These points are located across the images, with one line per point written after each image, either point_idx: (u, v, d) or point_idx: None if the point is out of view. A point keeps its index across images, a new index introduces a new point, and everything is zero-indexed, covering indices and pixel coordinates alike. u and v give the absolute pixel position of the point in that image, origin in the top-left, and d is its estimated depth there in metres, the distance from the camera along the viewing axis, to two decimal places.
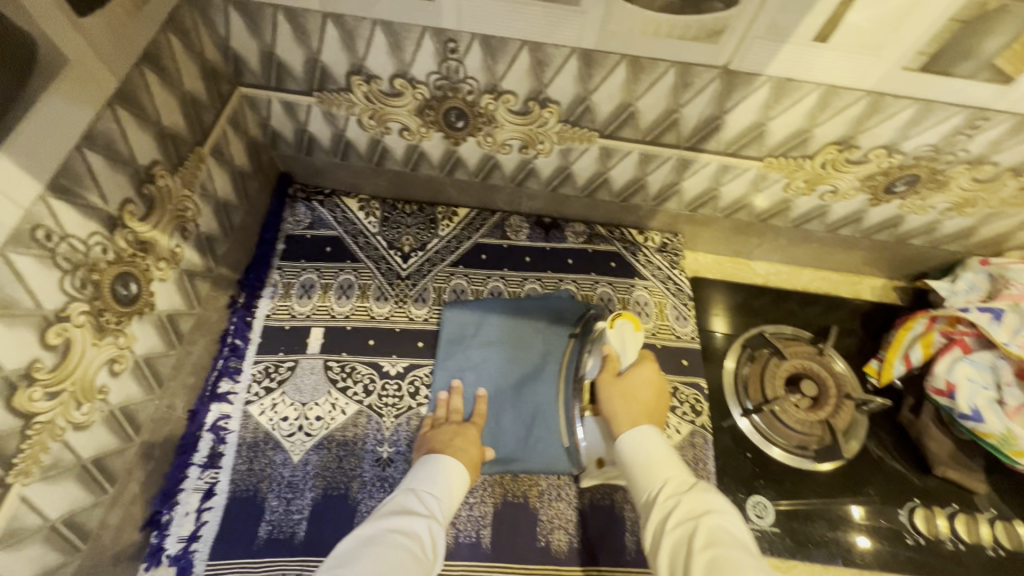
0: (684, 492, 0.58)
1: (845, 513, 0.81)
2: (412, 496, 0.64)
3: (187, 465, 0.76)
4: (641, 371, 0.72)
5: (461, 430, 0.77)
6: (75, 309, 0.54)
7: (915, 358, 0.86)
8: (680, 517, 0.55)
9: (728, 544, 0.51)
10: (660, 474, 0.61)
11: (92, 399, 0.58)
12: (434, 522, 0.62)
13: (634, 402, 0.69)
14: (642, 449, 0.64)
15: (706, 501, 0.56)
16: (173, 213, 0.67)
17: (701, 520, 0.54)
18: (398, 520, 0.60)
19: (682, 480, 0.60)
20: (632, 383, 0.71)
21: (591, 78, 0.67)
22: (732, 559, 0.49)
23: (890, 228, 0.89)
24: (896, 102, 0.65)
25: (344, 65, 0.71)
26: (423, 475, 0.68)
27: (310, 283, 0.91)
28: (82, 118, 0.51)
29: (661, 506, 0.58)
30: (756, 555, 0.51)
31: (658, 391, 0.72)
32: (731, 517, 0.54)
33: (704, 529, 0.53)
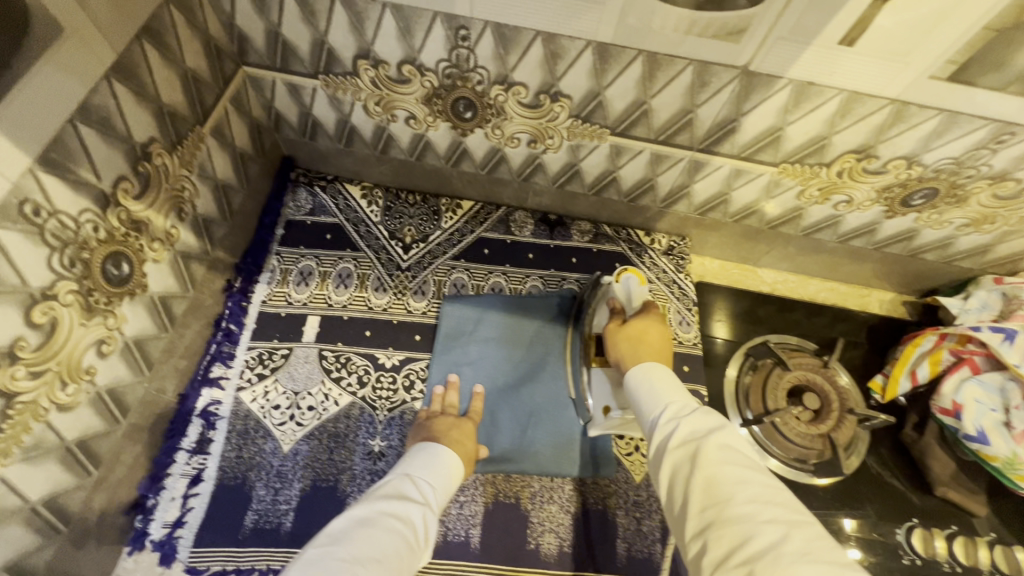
0: (687, 412, 0.56)
1: (837, 525, 0.80)
2: (409, 481, 0.63)
3: (175, 450, 0.75)
4: (648, 315, 0.72)
5: (457, 424, 0.76)
6: (63, 287, 0.52)
7: (921, 375, 0.83)
8: (682, 437, 0.53)
9: (733, 461, 0.49)
10: (663, 399, 0.59)
11: (78, 380, 0.57)
12: (429, 511, 0.61)
13: (641, 343, 0.69)
14: (646, 382, 0.63)
15: (710, 419, 0.54)
16: (169, 193, 0.66)
17: (704, 439, 0.52)
18: (394, 504, 0.59)
19: (684, 402, 0.58)
20: (638, 327, 0.70)
21: (605, 73, 0.65)
22: (734, 476, 0.48)
23: (903, 242, 0.86)
24: (920, 112, 0.62)
25: (352, 48, 0.69)
26: (420, 462, 0.67)
27: (308, 271, 0.90)
28: (74, 90, 0.49)
29: (662, 428, 0.56)
30: (764, 471, 0.50)
31: (668, 335, 0.71)
32: (735, 430, 0.52)
33: (708, 446, 0.51)
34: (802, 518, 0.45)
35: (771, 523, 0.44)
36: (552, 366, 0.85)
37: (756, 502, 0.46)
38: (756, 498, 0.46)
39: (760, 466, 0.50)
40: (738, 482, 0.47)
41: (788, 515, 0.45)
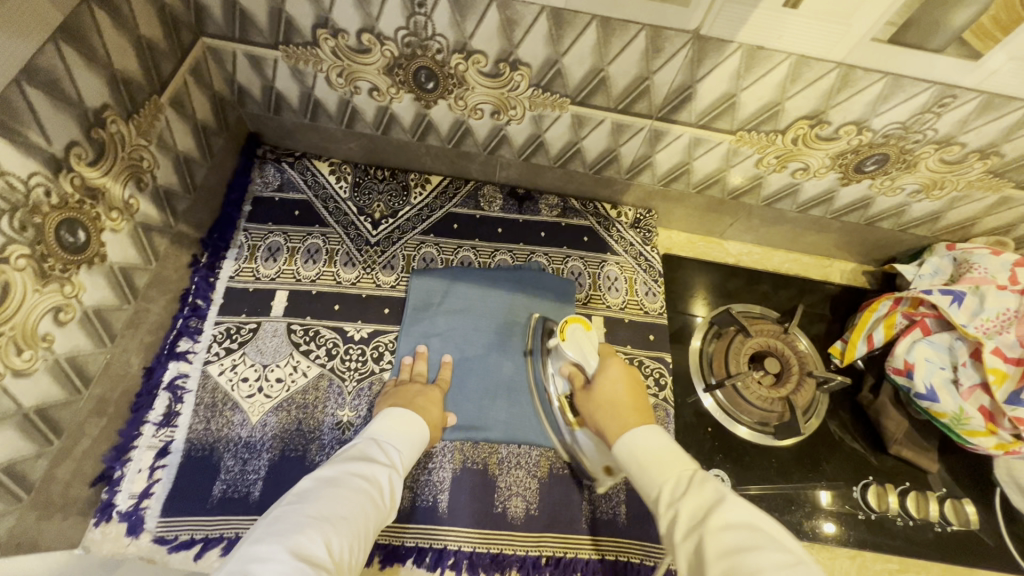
0: (686, 488, 0.53)
1: (811, 497, 0.82)
2: (375, 445, 0.66)
3: (141, 422, 0.75)
4: (610, 373, 0.73)
5: (424, 391, 0.78)
6: (14, 251, 0.52)
7: (877, 338, 0.86)
8: (686, 525, 0.50)
9: (742, 545, 0.45)
10: (658, 475, 0.57)
11: (35, 346, 0.57)
12: (394, 471, 0.64)
13: (615, 406, 0.69)
14: (634, 457, 0.60)
15: (708, 495, 0.51)
16: (127, 161, 0.65)
17: (705, 524, 0.48)
18: (359, 466, 0.62)
19: (681, 474, 0.55)
20: (607, 390, 0.71)
21: (561, 39, 0.66)
22: (744, 565, 0.43)
23: (860, 210, 0.89)
24: (866, 75, 0.64)
25: (310, 16, 0.69)
26: (386, 426, 0.69)
27: (276, 246, 0.90)
28: (18, 50, 0.49)
29: (665, 514, 0.53)
30: (785, 550, 0.44)
31: (634, 385, 0.72)
32: (739, 506, 0.49)
33: (710, 532, 0.47)
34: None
35: None
36: (518, 339, 0.86)
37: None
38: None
39: (777, 545, 0.45)
40: (750, 573, 0.42)
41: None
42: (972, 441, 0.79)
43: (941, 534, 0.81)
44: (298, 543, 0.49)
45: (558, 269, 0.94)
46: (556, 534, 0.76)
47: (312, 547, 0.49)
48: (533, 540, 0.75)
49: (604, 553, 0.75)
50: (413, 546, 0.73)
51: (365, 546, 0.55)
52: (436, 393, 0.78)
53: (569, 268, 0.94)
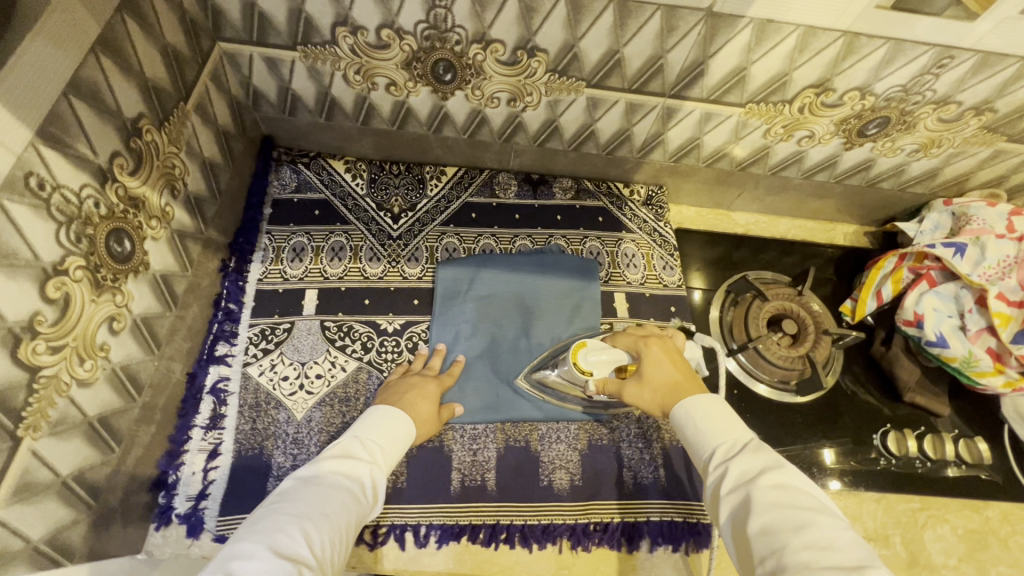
0: (739, 452, 0.56)
1: (816, 457, 0.86)
2: (358, 441, 0.65)
3: (189, 427, 0.76)
4: (653, 355, 0.72)
5: (420, 386, 0.78)
6: (72, 262, 0.53)
7: (886, 294, 0.90)
8: (734, 482, 0.54)
9: (793, 505, 0.49)
10: (712, 437, 0.60)
11: (94, 356, 0.58)
12: (376, 467, 0.63)
13: (674, 388, 0.67)
14: (688, 420, 0.63)
15: (761, 460, 0.54)
16: (161, 170, 0.66)
17: (756, 483, 0.52)
18: (340, 462, 0.61)
19: (736, 439, 0.58)
20: (655, 374, 0.70)
21: (579, 24, 0.68)
22: (791, 521, 0.47)
23: (862, 173, 0.93)
24: (870, 42, 0.68)
25: (330, 16, 0.70)
26: (369, 424, 0.68)
27: (301, 247, 0.91)
28: (65, 64, 0.50)
29: (715, 470, 0.57)
30: (832, 518, 0.48)
31: (677, 361, 0.72)
32: (792, 474, 0.52)
33: (761, 491, 0.51)
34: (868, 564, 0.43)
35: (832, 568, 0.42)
36: (542, 325, 0.88)
37: (817, 549, 0.45)
38: (817, 545, 0.45)
39: (825, 512, 0.48)
40: (796, 527, 0.46)
41: (852, 560, 0.43)
42: (981, 381, 0.84)
43: (957, 473, 0.86)
44: (278, 543, 0.48)
45: (576, 250, 0.97)
46: (601, 501, 0.79)
47: (292, 545, 0.48)
48: (581, 509, 0.78)
49: (649, 515, 0.78)
50: (466, 524, 0.76)
51: (346, 543, 0.54)
52: (430, 387, 0.78)
53: (588, 249, 0.97)
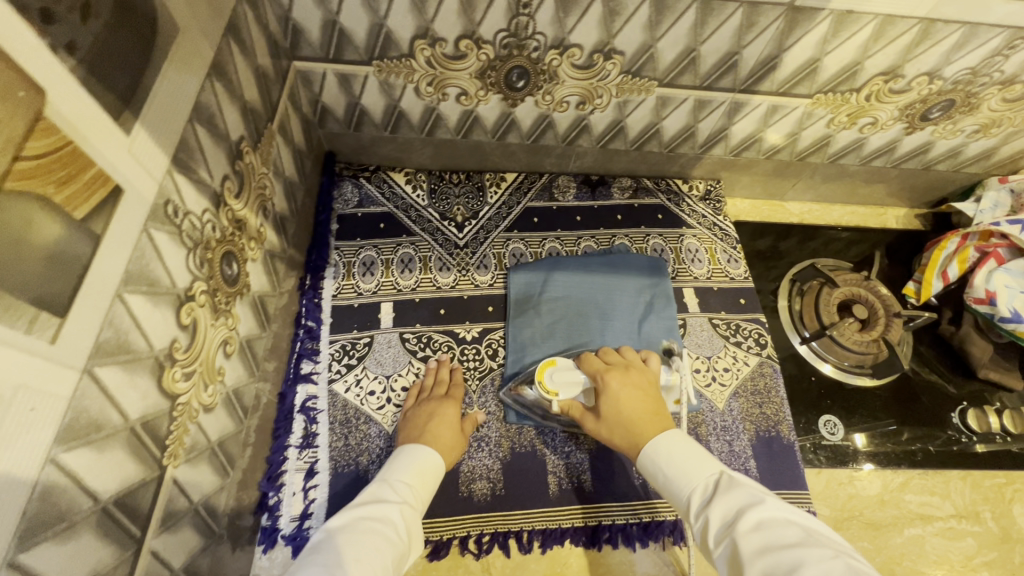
0: (714, 494, 0.56)
1: (851, 443, 0.86)
2: (385, 484, 0.65)
3: (285, 447, 0.76)
4: (612, 388, 0.70)
5: (439, 412, 0.76)
6: (197, 287, 0.53)
7: (952, 273, 0.92)
8: (719, 528, 0.53)
9: (779, 546, 0.48)
10: (685, 481, 0.59)
11: (214, 380, 0.58)
12: (406, 507, 0.63)
13: (623, 421, 0.67)
14: (659, 469, 0.61)
15: (737, 500, 0.53)
16: (256, 190, 0.66)
17: (738, 529, 0.51)
18: (370, 509, 0.61)
19: (708, 477, 0.58)
20: (611, 406, 0.68)
21: (660, 25, 0.69)
22: (783, 563, 0.46)
23: (919, 156, 0.94)
24: (944, 28, 0.69)
25: (410, 29, 0.70)
26: (393, 466, 0.69)
27: (371, 260, 0.91)
28: (189, 90, 0.50)
29: (699, 518, 0.55)
30: (820, 547, 0.47)
31: (641, 394, 0.70)
32: (772, 507, 0.51)
33: (745, 535, 0.50)
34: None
35: None
36: (620, 324, 0.88)
37: None
38: None
39: (812, 543, 0.47)
40: (790, 569, 0.45)
41: None
42: None
43: None
44: None
45: (641, 248, 0.97)
46: None
47: None
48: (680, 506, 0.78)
49: None
50: (569, 527, 0.76)
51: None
52: (448, 411, 0.76)
53: (652, 246, 0.98)
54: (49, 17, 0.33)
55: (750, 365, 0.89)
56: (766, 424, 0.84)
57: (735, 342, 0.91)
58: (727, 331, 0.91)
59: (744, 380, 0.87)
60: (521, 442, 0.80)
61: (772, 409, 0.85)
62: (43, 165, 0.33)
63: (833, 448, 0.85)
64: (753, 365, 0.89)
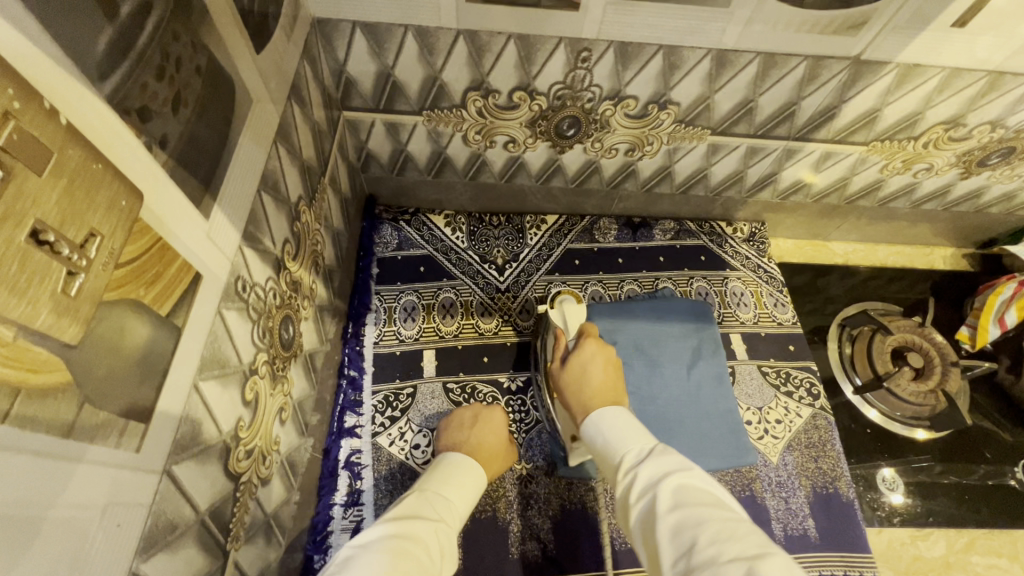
0: (645, 457, 0.53)
1: (905, 503, 0.82)
2: (423, 499, 0.60)
3: (330, 506, 0.74)
4: (586, 351, 0.68)
5: (486, 416, 0.75)
6: (259, 359, 0.51)
7: (1010, 320, 0.89)
8: (642, 486, 0.51)
9: (693, 503, 0.46)
10: (622, 444, 0.57)
11: (270, 451, 0.56)
12: (443, 527, 0.58)
13: (581, 382, 0.65)
14: (599, 432, 0.60)
15: (666, 462, 0.51)
16: (310, 248, 0.65)
17: (660, 485, 0.49)
18: (403, 523, 0.55)
19: (643, 444, 0.56)
20: (576, 363, 0.67)
21: (720, 77, 0.68)
22: (696, 517, 0.45)
23: (972, 200, 0.92)
24: (1013, 79, 0.67)
25: (465, 81, 0.69)
26: (440, 480, 0.65)
27: (411, 306, 0.89)
28: (259, 160, 0.49)
29: (625, 476, 0.53)
30: (727, 508, 0.46)
31: (611, 370, 0.67)
32: (697, 473, 0.50)
33: (664, 491, 0.48)
34: (769, 551, 0.41)
35: (733, 561, 0.40)
36: (669, 370, 0.84)
37: (719, 540, 0.42)
38: (718, 536, 0.42)
39: (726, 506, 0.46)
40: (698, 526, 0.44)
41: (752, 549, 0.41)
42: None
43: None
44: None
45: (685, 292, 0.95)
46: None
47: None
48: None
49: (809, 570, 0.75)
50: None
51: None
52: (497, 416, 0.75)
53: (696, 289, 0.95)
54: (145, 115, 0.32)
55: (802, 417, 0.86)
56: (824, 480, 0.81)
57: (787, 391, 0.88)
58: (778, 379, 0.89)
59: (797, 433, 0.84)
60: (570, 499, 0.78)
61: (828, 464, 0.82)
62: (136, 269, 0.32)
63: (893, 505, 0.82)
64: (806, 417, 0.86)
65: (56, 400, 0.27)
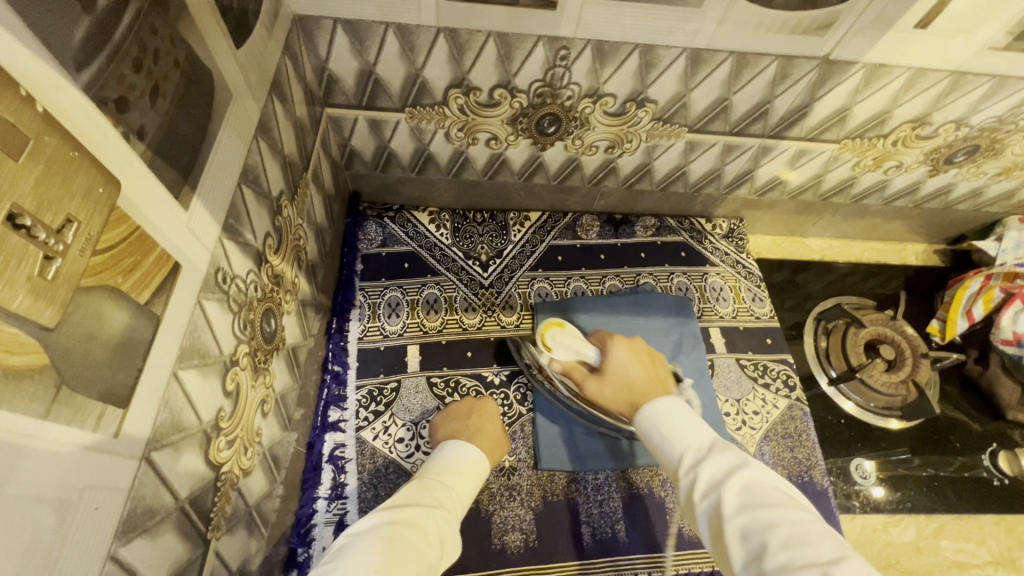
0: (706, 455, 0.54)
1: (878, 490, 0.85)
2: (424, 487, 0.62)
3: (314, 499, 0.74)
4: (616, 353, 0.73)
5: (478, 409, 0.79)
6: (240, 351, 0.52)
7: (977, 313, 0.92)
8: (706, 485, 0.51)
9: (762, 504, 0.47)
10: (678, 440, 0.57)
11: (252, 442, 0.57)
12: (442, 513, 0.60)
13: (628, 384, 0.68)
14: (654, 429, 0.60)
15: (729, 461, 0.52)
16: (293, 243, 0.66)
17: (725, 484, 0.50)
18: (404, 509, 0.57)
19: (702, 441, 0.56)
20: (615, 368, 0.71)
21: (694, 76, 0.70)
22: (765, 520, 0.45)
23: (941, 197, 0.95)
24: (975, 79, 0.70)
25: (446, 78, 0.70)
26: (439, 469, 0.66)
27: (396, 301, 0.90)
28: (239, 153, 0.49)
29: (685, 474, 0.54)
30: (797, 508, 0.46)
31: (643, 358, 0.73)
32: (760, 472, 0.50)
33: (730, 492, 0.49)
34: (845, 554, 0.41)
35: (810, 563, 0.40)
36: None
37: (791, 544, 0.42)
38: (790, 539, 0.43)
39: (795, 505, 0.47)
40: (769, 528, 0.44)
41: (826, 552, 0.41)
42: None
43: None
44: None
45: (666, 287, 0.97)
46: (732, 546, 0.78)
47: None
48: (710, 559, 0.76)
49: None
50: None
51: None
52: (491, 408, 0.80)
53: (676, 285, 0.97)
54: (123, 106, 0.33)
55: (779, 408, 0.88)
56: (799, 469, 0.83)
57: (764, 383, 0.90)
58: (756, 372, 0.91)
59: (774, 424, 0.86)
60: (552, 490, 0.79)
61: (804, 454, 0.84)
62: (114, 257, 0.33)
63: (867, 493, 0.84)
64: (782, 408, 0.88)
65: (34, 382, 0.27)
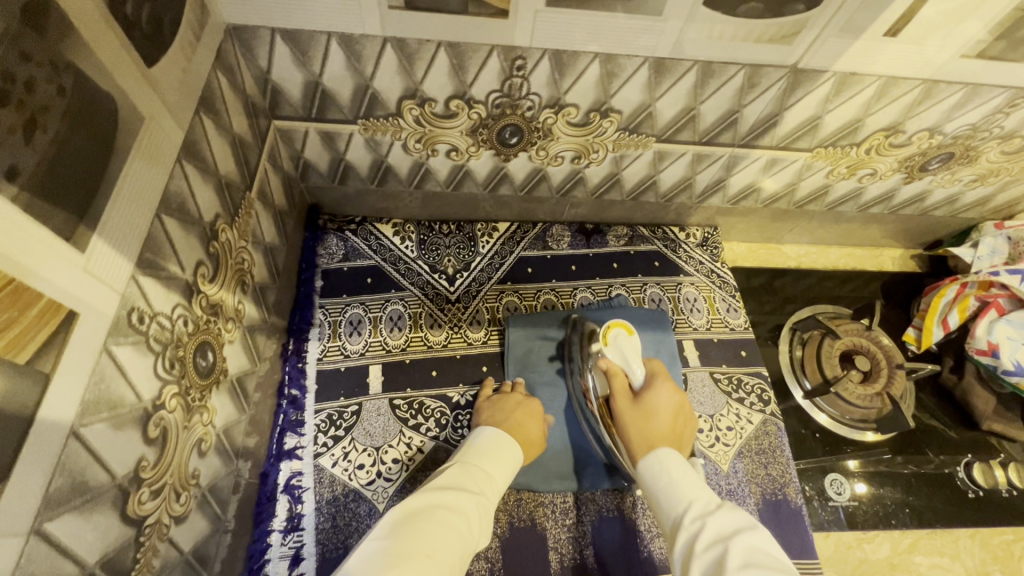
0: (714, 509, 0.53)
1: (853, 506, 0.83)
2: (467, 471, 0.61)
3: (268, 532, 0.71)
4: (660, 390, 0.67)
5: (524, 404, 0.76)
6: (167, 393, 0.48)
7: (952, 322, 0.91)
8: (709, 539, 0.49)
9: (768, 566, 0.44)
10: (687, 491, 0.56)
11: (186, 486, 0.53)
12: (484, 501, 0.59)
13: (647, 422, 0.64)
14: (662, 475, 0.59)
15: (739, 518, 0.50)
16: (234, 267, 0.62)
17: (732, 541, 0.47)
18: (450, 495, 0.56)
19: (710, 496, 0.55)
20: (647, 405, 0.66)
21: (659, 85, 0.66)
22: None
23: (917, 204, 0.93)
24: (947, 88, 0.67)
25: (398, 89, 0.66)
26: (480, 453, 0.65)
27: (357, 319, 0.86)
28: (157, 182, 0.45)
29: (689, 525, 0.52)
30: None
31: (681, 408, 0.67)
32: (770, 537, 0.48)
33: (737, 549, 0.46)
34: None
35: None
36: None
37: None
38: None
39: None
40: None
41: None
42: None
43: None
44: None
45: (638, 298, 0.94)
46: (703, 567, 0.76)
47: None
48: None
49: None
50: None
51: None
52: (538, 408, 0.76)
53: (650, 296, 0.94)
54: None
55: (753, 423, 0.85)
56: (773, 487, 0.81)
57: (738, 398, 0.88)
58: (730, 386, 0.88)
59: (748, 440, 0.84)
60: (520, 515, 0.76)
61: (778, 470, 0.82)
62: None
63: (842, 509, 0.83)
64: (757, 423, 0.86)
65: None
